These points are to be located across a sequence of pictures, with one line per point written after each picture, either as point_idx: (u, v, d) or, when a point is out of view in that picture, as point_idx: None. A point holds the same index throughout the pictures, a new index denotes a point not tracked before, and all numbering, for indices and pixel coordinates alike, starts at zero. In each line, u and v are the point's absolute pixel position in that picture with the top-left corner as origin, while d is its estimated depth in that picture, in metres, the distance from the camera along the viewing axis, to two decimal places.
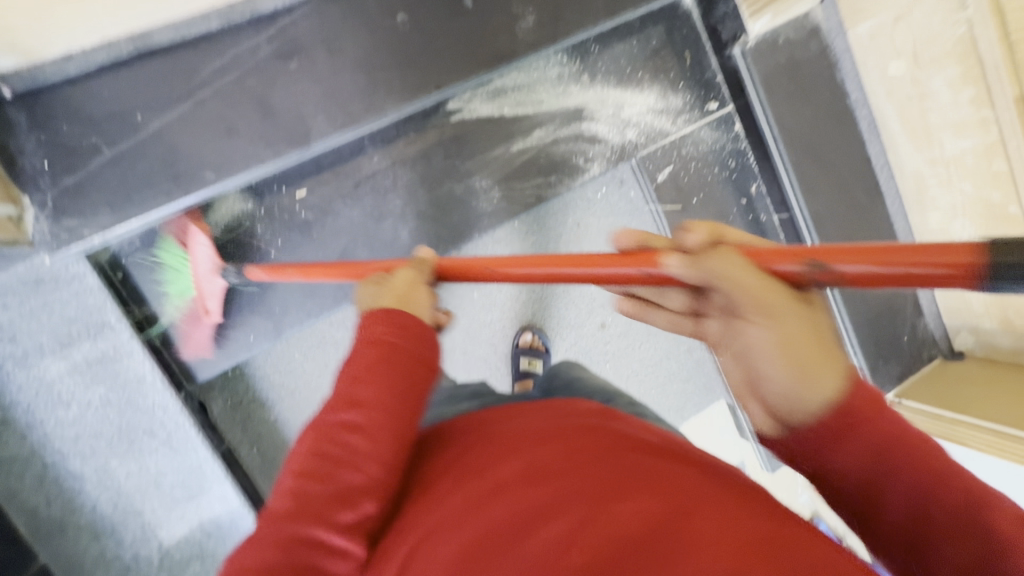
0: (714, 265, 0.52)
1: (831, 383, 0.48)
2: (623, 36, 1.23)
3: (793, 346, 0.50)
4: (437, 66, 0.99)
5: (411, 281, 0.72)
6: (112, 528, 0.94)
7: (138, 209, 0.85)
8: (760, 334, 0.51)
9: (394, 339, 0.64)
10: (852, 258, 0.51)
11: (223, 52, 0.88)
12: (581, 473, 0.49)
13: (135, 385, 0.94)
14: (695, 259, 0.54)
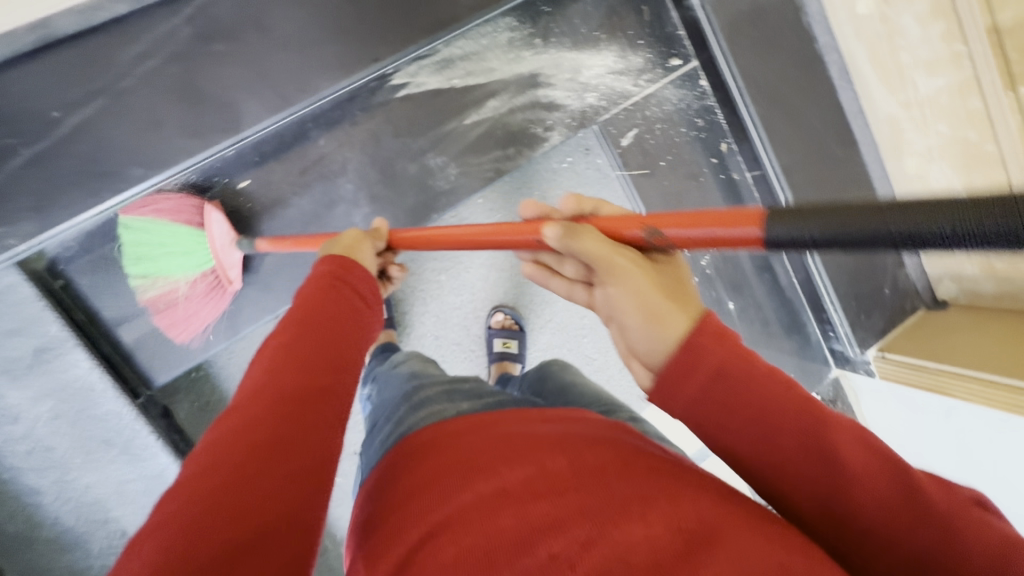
0: (587, 240, 0.57)
1: (679, 329, 0.51)
2: None
3: (653, 303, 0.53)
4: (374, 38, 0.94)
5: (359, 237, 0.73)
6: (78, 540, 0.92)
7: (67, 212, 0.82)
8: (620, 293, 0.55)
9: (350, 296, 0.62)
10: (731, 228, 0.50)
11: (139, 37, 0.82)
12: (595, 490, 0.46)
13: (86, 395, 0.91)
14: (568, 231, 0.58)
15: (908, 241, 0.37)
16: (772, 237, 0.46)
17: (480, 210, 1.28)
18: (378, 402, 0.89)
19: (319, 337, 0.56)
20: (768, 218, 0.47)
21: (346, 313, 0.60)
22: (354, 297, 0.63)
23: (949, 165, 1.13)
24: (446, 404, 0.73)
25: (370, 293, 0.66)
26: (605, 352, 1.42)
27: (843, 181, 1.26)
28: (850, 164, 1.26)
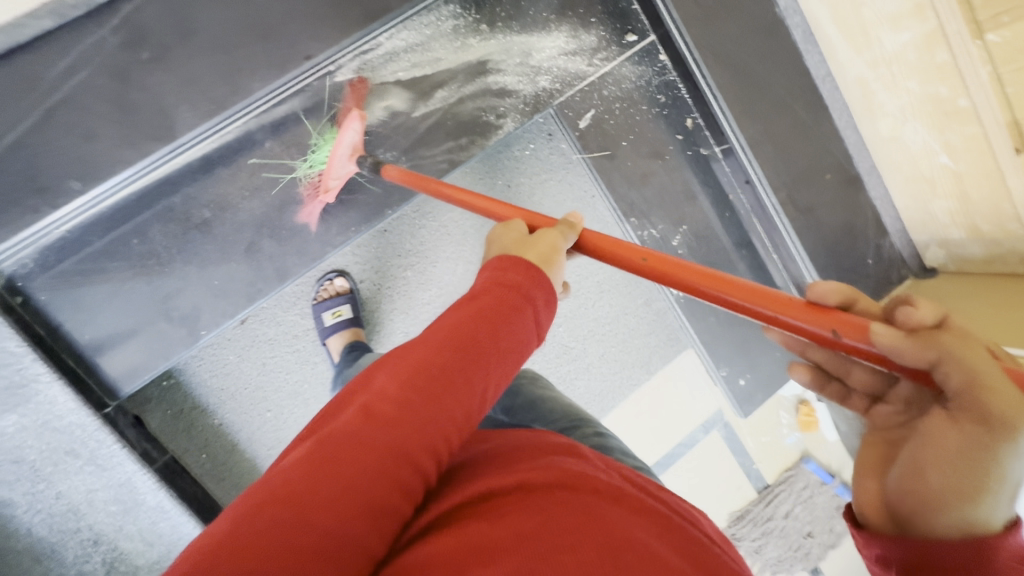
0: (948, 343, 0.42)
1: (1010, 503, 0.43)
2: None
3: (967, 452, 0.43)
4: (303, 34, 0.93)
5: (557, 243, 0.63)
6: (52, 548, 0.95)
7: (11, 229, 0.84)
8: (951, 433, 0.43)
9: (522, 303, 0.56)
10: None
11: (68, 51, 0.84)
12: (544, 511, 0.45)
13: (49, 409, 0.93)
14: (928, 342, 0.43)
15: None
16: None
17: (441, 204, 1.28)
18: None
19: (471, 368, 0.51)
20: None
21: (524, 333, 0.55)
22: (522, 303, 0.56)
23: (922, 124, 1.07)
24: None
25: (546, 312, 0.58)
26: (582, 340, 1.41)
27: (812, 149, 1.21)
28: (818, 131, 1.21)
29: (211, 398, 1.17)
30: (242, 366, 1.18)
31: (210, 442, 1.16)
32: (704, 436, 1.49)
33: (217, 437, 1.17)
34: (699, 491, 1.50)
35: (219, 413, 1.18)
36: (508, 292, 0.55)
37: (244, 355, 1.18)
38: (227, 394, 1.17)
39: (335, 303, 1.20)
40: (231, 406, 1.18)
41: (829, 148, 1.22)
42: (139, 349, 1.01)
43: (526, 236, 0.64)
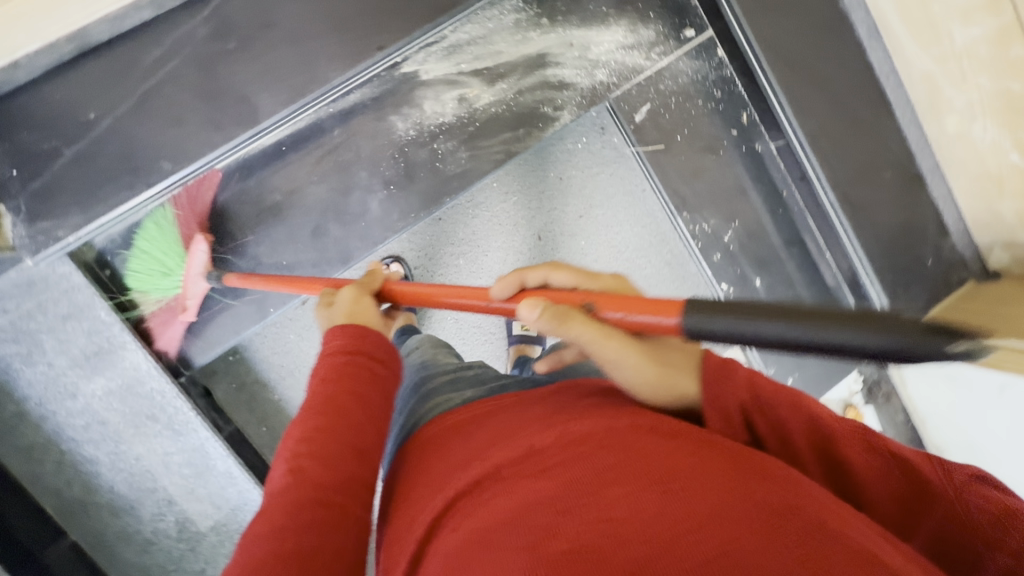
0: (575, 327, 0.56)
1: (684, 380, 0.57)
2: None
3: (659, 357, 0.58)
4: (377, 27, 0.97)
5: (356, 296, 0.74)
6: (130, 505, 1.02)
7: (106, 206, 0.89)
8: (627, 361, 0.57)
9: (365, 364, 0.64)
10: (659, 314, 0.55)
11: (163, 41, 0.90)
12: (582, 458, 0.48)
13: (134, 374, 0.99)
14: (558, 319, 0.57)
15: (875, 355, 0.40)
16: (687, 327, 0.52)
17: (493, 194, 1.31)
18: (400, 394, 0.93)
19: (353, 380, 0.62)
20: (686, 308, 0.53)
21: (382, 377, 0.64)
22: (372, 363, 0.65)
23: (993, 121, 1.04)
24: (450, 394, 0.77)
25: (385, 353, 0.67)
26: None
27: (871, 147, 1.19)
28: (878, 128, 1.19)
29: (272, 373, 1.22)
30: (301, 344, 1.23)
31: (270, 415, 1.22)
32: None
33: (277, 411, 1.23)
34: None
35: (279, 388, 1.23)
36: (356, 344, 0.65)
37: (304, 335, 1.24)
38: (286, 371, 1.23)
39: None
40: (290, 382, 1.23)
41: (889, 145, 1.20)
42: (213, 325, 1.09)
43: (332, 305, 0.73)
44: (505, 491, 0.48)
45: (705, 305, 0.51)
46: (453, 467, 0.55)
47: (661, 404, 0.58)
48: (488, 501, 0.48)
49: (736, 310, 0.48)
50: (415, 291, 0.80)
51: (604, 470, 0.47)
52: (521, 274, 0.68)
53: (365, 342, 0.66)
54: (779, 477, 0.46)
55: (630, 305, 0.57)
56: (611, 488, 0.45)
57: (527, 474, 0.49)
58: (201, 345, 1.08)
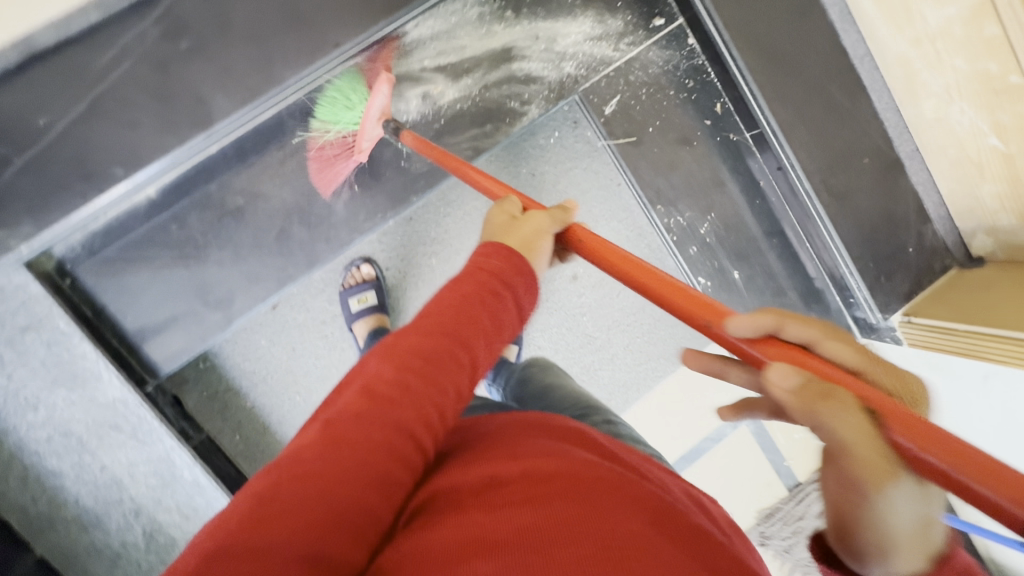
0: (830, 416, 0.40)
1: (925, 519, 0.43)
2: None
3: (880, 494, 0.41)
4: (332, 24, 0.95)
5: (538, 228, 0.72)
6: (97, 519, 1.00)
7: (59, 214, 0.88)
8: (856, 436, 0.40)
9: (486, 310, 0.60)
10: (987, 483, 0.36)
11: (112, 43, 0.88)
12: (550, 505, 0.46)
13: (94, 384, 0.97)
14: (810, 401, 0.40)
15: None
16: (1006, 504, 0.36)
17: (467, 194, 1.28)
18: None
19: (467, 337, 0.58)
20: None
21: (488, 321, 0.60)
22: (498, 304, 0.61)
23: (970, 103, 1.01)
24: None
25: (514, 272, 0.64)
26: (607, 330, 1.39)
27: (848, 133, 1.17)
28: (854, 113, 1.16)
29: (244, 380, 1.21)
30: (273, 350, 1.22)
31: (243, 423, 1.20)
32: (733, 430, 1.46)
33: (250, 418, 1.21)
34: (728, 485, 1.46)
35: (252, 395, 1.22)
36: (489, 276, 0.62)
37: (275, 340, 1.22)
38: (259, 377, 1.21)
39: (361, 289, 1.23)
40: (263, 389, 1.22)
41: (866, 131, 1.17)
42: (179, 331, 1.06)
43: (515, 219, 0.73)
44: (465, 519, 0.46)
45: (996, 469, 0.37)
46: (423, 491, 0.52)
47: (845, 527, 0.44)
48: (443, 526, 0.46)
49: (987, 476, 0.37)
50: (601, 247, 0.72)
51: (568, 516, 0.44)
52: (781, 319, 0.49)
53: (504, 313, 0.62)
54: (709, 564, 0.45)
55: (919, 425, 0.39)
56: (567, 546, 0.42)
57: (492, 505, 0.47)
58: (173, 351, 1.06)
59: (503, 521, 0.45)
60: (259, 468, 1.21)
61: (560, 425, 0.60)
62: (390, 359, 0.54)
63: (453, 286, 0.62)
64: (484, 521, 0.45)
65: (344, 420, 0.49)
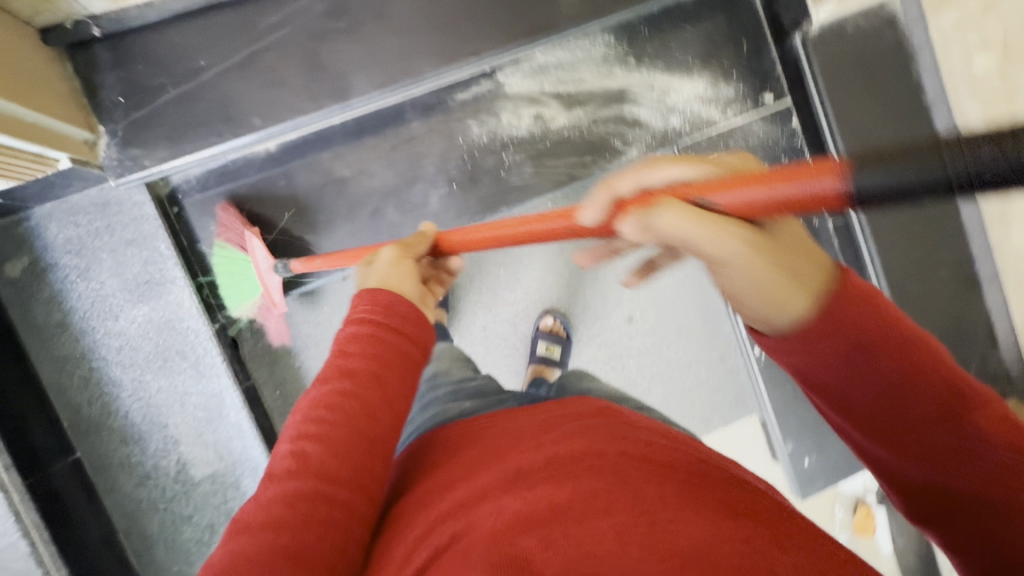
0: (661, 210, 0.52)
1: (799, 306, 0.49)
2: (676, 20, 1.20)
3: (780, 252, 0.50)
4: (474, 34, 1.01)
5: (399, 258, 0.80)
6: (139, 436, 1.03)
7: (193, 146, 0.94)
8: (676, 215, 0.51)
9: (383, 338, 0.68)
10: (818, 175, 0.47)
11: (280, 9, 0.95)
12: (562, 481, 0.50)
13: (175, 309, 1.02)
14: (647, 212, 0.53)
15: (922, 189, 0.39)
16: (854, 189, 0.45)
17: None
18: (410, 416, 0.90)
19: (382, 371, 0.65)
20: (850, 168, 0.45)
21: (393, 349, 0.68)
22: (406, 343, 0.69)
23: None
24: (450, 404, 0.83)
25: (383, 309, 0.71)
26: (649, 379, 1.39)
27: (929, 243, 1.20)
28: (940, 226, 1.18)
29: (299, 341, 1.24)
30: (331, 318, 1.24)
31: (287, 381, 1.23)
32: None
33: (295, 378, 1.24)
34: None
35: (301, 356, 1.25)
36: (388, 328, 0.69)
37: (336, 310, 1.24)
38: (312, 341, 1.24)
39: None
40: (313, 353, 1.24)
41: (951, 249, 1.17)
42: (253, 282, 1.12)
43: (373, 262, 0.81)
44: (486, 516, 0.50)
45: (862, 155, 0.44)
46: (450, 479, 0.58)
47: (763, 314, 0.50)
48: (463, 524, 0.50)
49: (872, 158, 0.43)
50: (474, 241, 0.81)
51: (581, 499, 0.48)
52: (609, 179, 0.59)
53: (409, 332, 0.70)
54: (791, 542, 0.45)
55: (788, 175, 0.49)
56: (598, 518, 0.46)
57: (511, 495, 0.50)
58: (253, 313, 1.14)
59: (524, 510, 0.48)
60: None
61: (570, 409, 0.65)
62: (316, 400, 0.62)
63: (337, 336, 0.70)
64: (505, 511, 0.49)
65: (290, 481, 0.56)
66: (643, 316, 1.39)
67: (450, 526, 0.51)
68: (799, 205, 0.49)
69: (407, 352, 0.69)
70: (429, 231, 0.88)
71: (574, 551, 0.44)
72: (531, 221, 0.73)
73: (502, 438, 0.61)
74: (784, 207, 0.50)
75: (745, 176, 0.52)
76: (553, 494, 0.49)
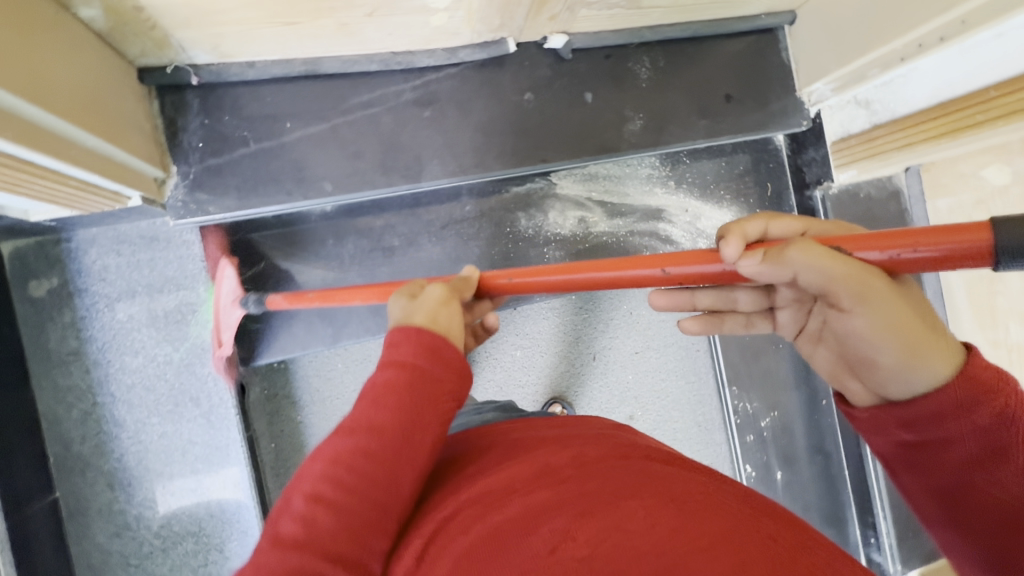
0: (794, 254, 0.59)
1: (939, 368, 0.61)
2: (714, 156, 1.34)
3: (921, 309, 0.61)
4: (546, 143, 1.09)
5: (443, 298, 0.75)
6: (128, 482, 0.97)
7: (262, 200, 0.96)
8: (802, 251, 0.58)
9: (433, 369, 0.67)
10: (967, 235, 0.54)
11: (374, 89, 1.01)
12: (588, 479, 0.55)
13: (198, 353, 0.99)
14: (779, 255, 0.60)
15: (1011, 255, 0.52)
16: (1004, 242, 0.52)
17: (567, 306, 1.41)
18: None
19: (416, 387, 0.65)
20: (1004, 221, 0.52)
21: (444, 377, 0.67)
22: (455, 355, 0.69)
23: None
24: (473, 418, 0.89)
25: (449, 359, 0.68)
26: None
27: None
28: None
29: (306, 395, 1.22)
30: (343, 376, 1.23)
31: (285, 434, 1.20)
32: None
33: (294, 432, 1.20)
34: None
35: (305, 410, 1.22)
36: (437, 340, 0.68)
37: (350, 368, 1.24)
38: (320, 397, 1.22)
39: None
40: (317, 410, 1.22)
41: None
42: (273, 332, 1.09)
43: (415, 299, 0.75)
44: (518, 502, 0.54)
45: (1015, 222, 0.52)
46: (466, 478, 0.62)
47: (900, 372, 0.62)
48: (494, 508, 0.55)
49: (1020, 225, 0.51)
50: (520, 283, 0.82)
51: (610, 493, 0.52)
52: (740, 228, 0.67)
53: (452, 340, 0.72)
54: (785, 533, 0.49)
55: (913, 236, 0.57)
56: (627, 500, 0.51)
57: (541, 487, 0.55)
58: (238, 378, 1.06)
59: (552, 499, 0.53)
60: (280, 484, 1.19)
61: (567, 418, 0.73)
62: (364, 415, 0.64)
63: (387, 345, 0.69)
64: (534, 498, 0.54)
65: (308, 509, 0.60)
66: (643, 416, 1.42)
67: (482, 509, 0.55)
68: (924, 258, 0.57)
69: (455, 406, 0.68)
70: (473, 276, 0.82)
71: (604, 531, 0.48)
72: (637, 262, 0.74)
73: (527, 441, 0.66)
74: (908, 262, 0.58)
75: (888, 231, 0.59)
76: (583, 487, 0.54)
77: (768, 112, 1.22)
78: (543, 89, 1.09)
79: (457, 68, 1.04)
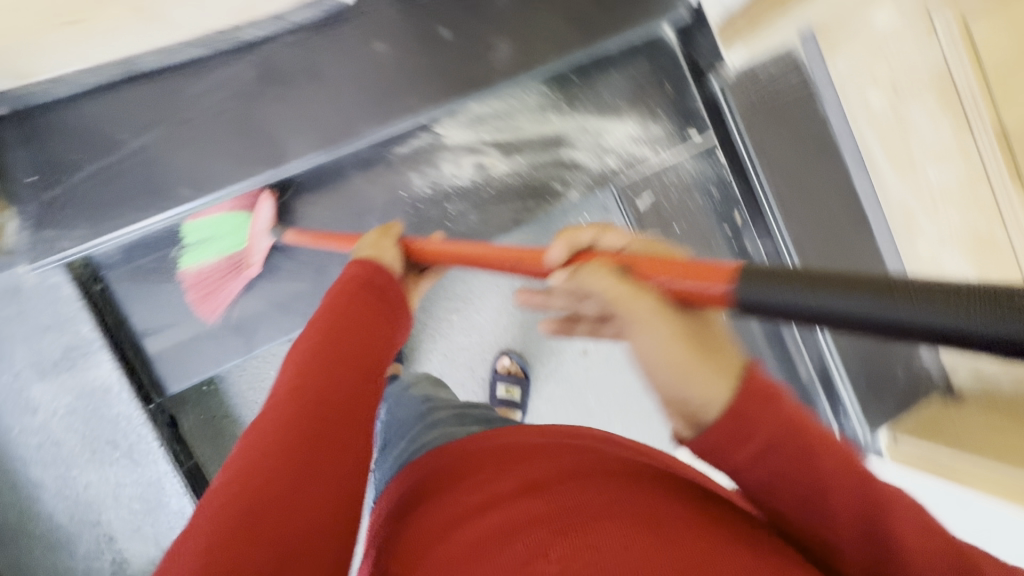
0: (586, 274, 0.49)
1: (716, 383, 0.41)
2: (604, 68, 1.26)
3: (696, 332, 0.45)
4: (412, 92, 1.03)
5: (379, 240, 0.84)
6: (67, 539, 0.94)
7: (117, 222, 0.90)
8: (594, 275, 0.48)
9: (370, 297, 0.70)
10: (705, 276, 0.48)
11: (207, 76, 0.93)
12: (576, 491, 0.48)
13: (102, 395, 0.95)
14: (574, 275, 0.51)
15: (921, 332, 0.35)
16: (742, 295, 0.45)
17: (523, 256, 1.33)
18: (392, 425, 0.93)
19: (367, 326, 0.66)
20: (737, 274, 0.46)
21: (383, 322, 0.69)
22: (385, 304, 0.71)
23: (960, 251, 1.10)
24: (453, 426, 0.74)
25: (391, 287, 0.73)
26: (609, 409, 1.42)
27: (849, 258, 1.29)
28: (859, 245, 1.29)
29: (244, 410, 1.18)
30: None
31: (233, 454, 1.17)
32: None
33: None
34: None
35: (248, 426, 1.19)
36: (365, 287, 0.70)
37: None
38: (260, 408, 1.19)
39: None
40: None
41: (866, 262, 1.29)
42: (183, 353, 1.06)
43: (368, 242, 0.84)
44: (501, 509, 0.48)
45: (757, 269, 0.46)
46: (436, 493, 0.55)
47: (675, 396, 0.42)
48: (460, 526, 0.48)
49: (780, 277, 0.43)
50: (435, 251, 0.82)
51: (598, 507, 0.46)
52: (600, 231, 0.63)
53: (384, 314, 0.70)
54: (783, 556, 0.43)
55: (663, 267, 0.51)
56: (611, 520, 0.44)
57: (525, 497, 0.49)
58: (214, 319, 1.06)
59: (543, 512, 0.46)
60: None
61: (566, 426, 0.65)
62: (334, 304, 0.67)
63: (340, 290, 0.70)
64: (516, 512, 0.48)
65: (307, 392, 0.55)
66: (597, 347, 1.41)
67: (450, 524, 0.49)
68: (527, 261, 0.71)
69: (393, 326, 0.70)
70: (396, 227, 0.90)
71: (581, 556, 0.41)
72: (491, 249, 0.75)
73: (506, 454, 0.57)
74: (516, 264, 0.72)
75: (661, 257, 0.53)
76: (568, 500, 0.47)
77: (642, 6, 1.15)
78: (393, 37, 1.01)
79: (293, 34, 0.97)
